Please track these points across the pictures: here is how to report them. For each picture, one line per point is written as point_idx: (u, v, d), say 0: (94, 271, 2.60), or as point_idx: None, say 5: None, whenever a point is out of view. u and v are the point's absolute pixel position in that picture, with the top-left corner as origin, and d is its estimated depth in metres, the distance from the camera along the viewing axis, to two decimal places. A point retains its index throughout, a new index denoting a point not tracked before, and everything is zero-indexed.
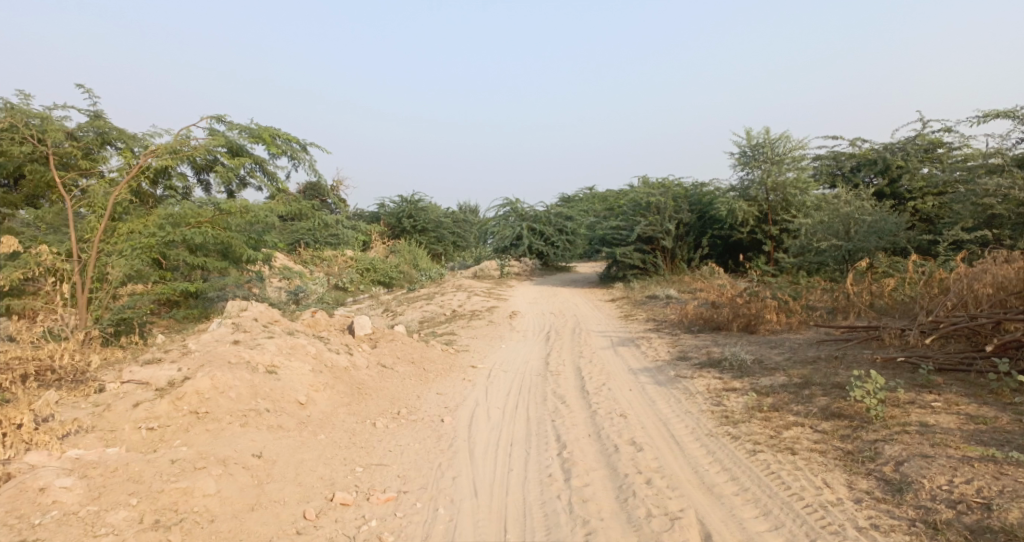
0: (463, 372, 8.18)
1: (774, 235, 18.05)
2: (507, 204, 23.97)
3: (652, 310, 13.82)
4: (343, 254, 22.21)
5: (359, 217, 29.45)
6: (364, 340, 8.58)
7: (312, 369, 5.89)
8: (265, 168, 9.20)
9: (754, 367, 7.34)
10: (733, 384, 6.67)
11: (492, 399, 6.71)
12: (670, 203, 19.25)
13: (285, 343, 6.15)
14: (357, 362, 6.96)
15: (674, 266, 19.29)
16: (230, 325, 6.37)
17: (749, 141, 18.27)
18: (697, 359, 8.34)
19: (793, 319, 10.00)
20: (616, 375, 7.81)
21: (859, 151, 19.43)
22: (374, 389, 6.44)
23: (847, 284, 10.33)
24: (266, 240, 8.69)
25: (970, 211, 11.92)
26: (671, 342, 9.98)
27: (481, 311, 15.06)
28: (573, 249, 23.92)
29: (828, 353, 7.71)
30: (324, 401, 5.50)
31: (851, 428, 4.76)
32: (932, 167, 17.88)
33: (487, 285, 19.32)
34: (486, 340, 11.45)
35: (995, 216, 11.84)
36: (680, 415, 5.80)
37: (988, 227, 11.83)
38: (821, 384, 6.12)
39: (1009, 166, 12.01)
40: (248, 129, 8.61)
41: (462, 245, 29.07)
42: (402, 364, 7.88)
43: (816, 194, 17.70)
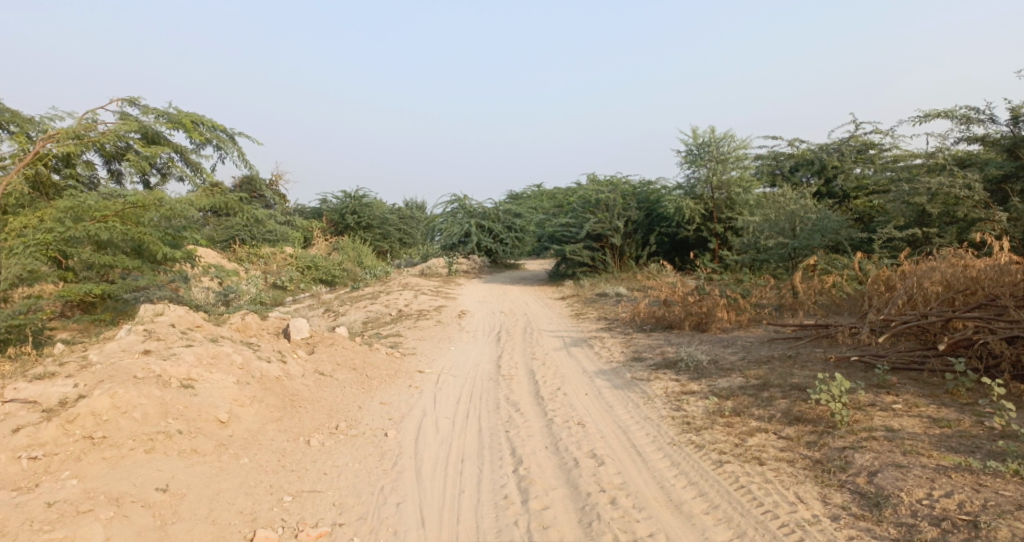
0: (409, 377, 7.67)
1: (719, 233, 18.30)
2: (455, 200, 23.45)
3: (603, 308, 13.65)
4: (283, 251, 21.16)
5: (300, 213, 28.26)
6: (301, 344, 7.96)
7: (237, 382, 5.28)
8: (187, 157, 8.41)
9: (710, 368, 7.16)
10: (691, 387, 6.45)
11: (441, 408, 6.25)
12: (619, 200, 19.25)
13: (206, 352, 5.51)
14: (291, 371, 6.35)
15: (622, 264, 19.29)
16: (141, 334, 5.68)
17: (694, 139, 18.39)
18: (651, 360, 8.13)
19: (743, 317, 9.99)
20: (571, 379, 7.49)
21: (798, 151, 19.93)
22: (310, 401, 5.87)
23: (795, 281, 10.39)
24: (186, 238, 7.83)
25: (902, 209, 12.39)
26: (624, 342, 9.77)
27: (429, 311, 14.53)
28: (522, 247, 23.62)
29: (782, 352, 7.63)
30: (250, 417, 4.91)
31: (817, 434, 4.57)
32: (864, 167, 18.55)
33: (435, 284, 18.78)
34: (434, 341, 10.95)
35: (925, 215, 12.31)
36: (639, 422, 5.52)
37: (919, 225, 12.28)
38: (780, 386, 5.97)
39: (947, 164, 12.39)
40: (165, 114, 7.81)
41: (409, 242, 28.36)
42: (342, 371, 7.30)
43: (758, 193, 18.04)
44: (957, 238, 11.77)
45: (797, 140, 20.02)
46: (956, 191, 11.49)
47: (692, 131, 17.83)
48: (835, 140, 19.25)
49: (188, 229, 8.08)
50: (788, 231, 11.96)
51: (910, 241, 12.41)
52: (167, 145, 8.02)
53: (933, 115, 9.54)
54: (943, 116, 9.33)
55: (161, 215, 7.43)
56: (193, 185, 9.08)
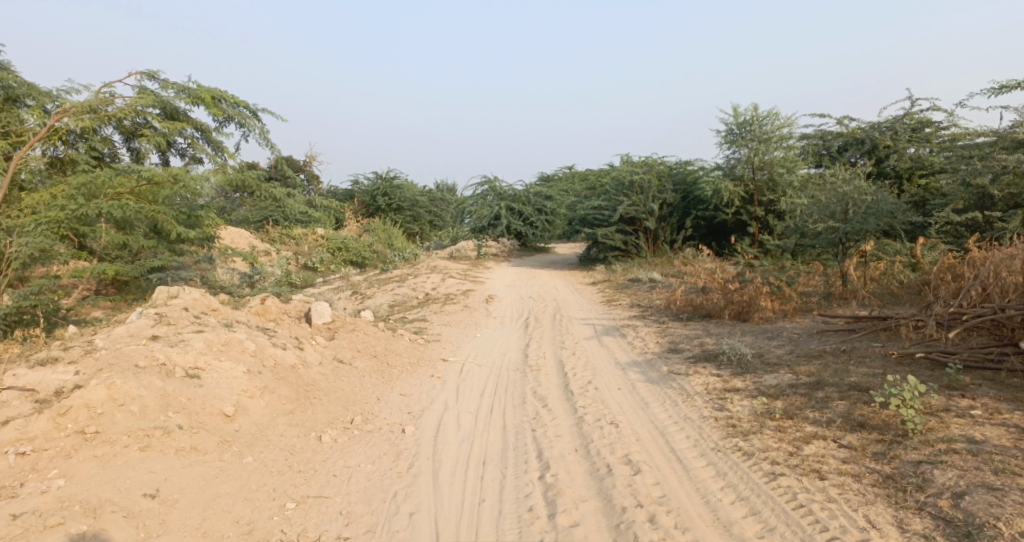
0: (433, 367, 7.32)
1: (759, 217, 17.44)
2: (485, 182, 22.98)
3: (637, 295, 13.09)
4: (314, 232, 21.08)
5: (332, 195, 28.22)
6: (322, 329, 7.68)
7: (247, 370, 4.97)
8: (209, 135, 8.13)
9: (756, 363, 6.60)
10: (735, 384, 5.92)
11: (464, 402, 5.88)
12: (654, 182, 18.50)
13: (217, 338, 5.22)
14: (307, 359, 6.03)
15: (656, 248, 18.62)
16: (151, 318, 5.43)
17: (735, 118, 17.48)
18: (690, 352, 7.60)
19: (788, 306, 9.35)
20: (603, 371, 7.03)
21: (846, 130, 18.81)
22: (326, 391, 5.56)
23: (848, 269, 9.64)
24: (202, 217, 7.78)
25: (962, 192, 11.66)
26: (660, 332, 9.25)
27: (456, 295, 14.19)
28: (553, 230, 23.06)
29: (834, 346, 7.00)
30: (259, 410, 4.59)
31: (885, 444, 4.02)
32: (919, 147, 17.42)
33: (463, 267, 18.43)
34: (460, 327, 10.59)
35: (986, 198, 11.60)
36: (679, 423, 5.03)
37: (979, 209, 11.57)
38: (836, 386, 5.39)
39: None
40: (184, 89, 7.51)
41: (439, 225, 28.07)
42: (363, 358, 6.99)
43: (803, 174, 17.07)
44: (1023, 223, 10.98)
45: (845, 118, 18.91)
46: None
47: (733, 109, 16.92)
48: (888, 117, 18.08)
49: (205, 209, 8.04)
50: (838, 215, 11.08)
51: (969, 226, 11.73)
52: (187, 122, 7.74)
53: (1009, 87, 8.66)
54: (1020, 88, 8.43)
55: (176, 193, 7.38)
56: (215, 164, 8.82)
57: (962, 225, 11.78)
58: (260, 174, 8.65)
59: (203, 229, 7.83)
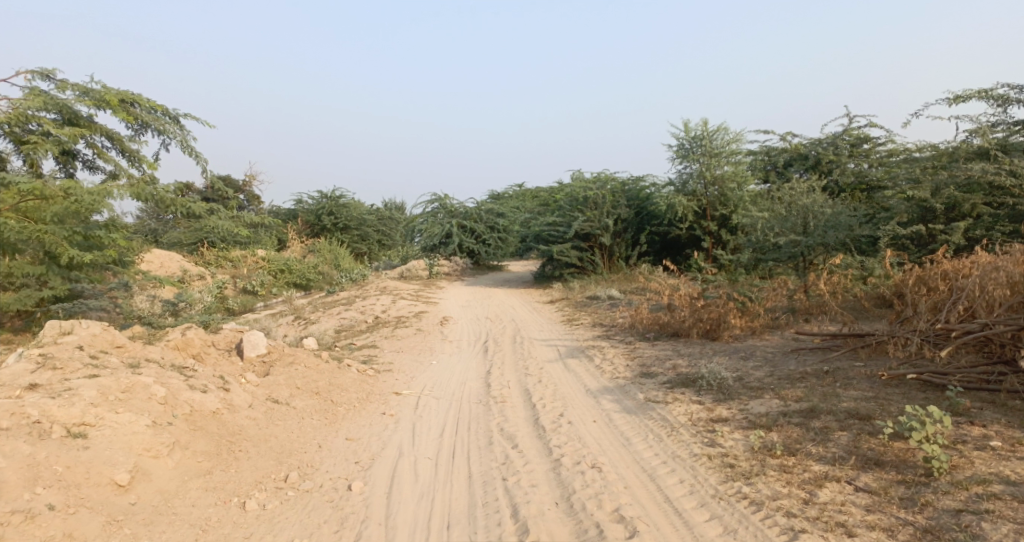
0: (383, 402, 6.51)
1: (713, 232, 17.38)
2: (435, 199, 22.22)
3: (598, 314, 12.59)
4: (254, 254, 19.75)
5: (274, 215, 26.83)
6: (254, 363, 6.76)
7: (152, 423, 4.06)
8: (121, 144, 7.13)
9: (737, 387, 6.10)
10: (721, 413, 5.37)
11: (422, 446, 5.12)
12: (607, 198, 18.19)
13: (115, 384, 4.29)
14: (234, 402, 5.13)
15: (611, 265, 18.30)
16: (33, 360, 4.46)
17: (687, 133, 17.42)
18: (663, 376, 7.05)
19: (757, 323, 9.02)
20: (573, 401, 6.40)
21: (790, 145, 19.15)
22: (255, 440, 4.70)
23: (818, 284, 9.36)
24: (102, 238, 6.88)
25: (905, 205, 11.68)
26: (627, 354, 8.69)
27: (407, 317, 13.33)
28: (505, 248, 22.48)
29: (815, 365, 6.59)
30: (165, 474, 3.72)
31: (910, 487, 3.52)
32: (860, 163, 17.86)
33: (415, 287, 17.57)
34: (413, 353, 9.77)
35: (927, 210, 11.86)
36: (668, 464, 4.42)
37: (923, 221, 11.75)
38: (833, 413, 4.91)
39: (991, 150, 11.68)
40: (85, 90, 6.53)
41: (388, 244, 27.05)
42: (303, 396, 6.11)
43: (752, 189, 17.11)
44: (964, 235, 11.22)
45: (789, 134, 19.27)
46: (1001, 178, 10.76)
47: (684, 124, 16.85)
48: (830, 133, 18.50)
49: (110, 229, 7.11)
50: (799, 227, 10.86)
51: (914, 239, 11.78)
52: (92, 129, 6.76)
53: (966, 97, 8.67)
54: (979, 97, 8.44)
55: (68, 209, 6.45)
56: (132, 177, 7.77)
57: (908, 238, 11.84)
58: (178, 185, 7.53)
59: (105, 252, 6.87)
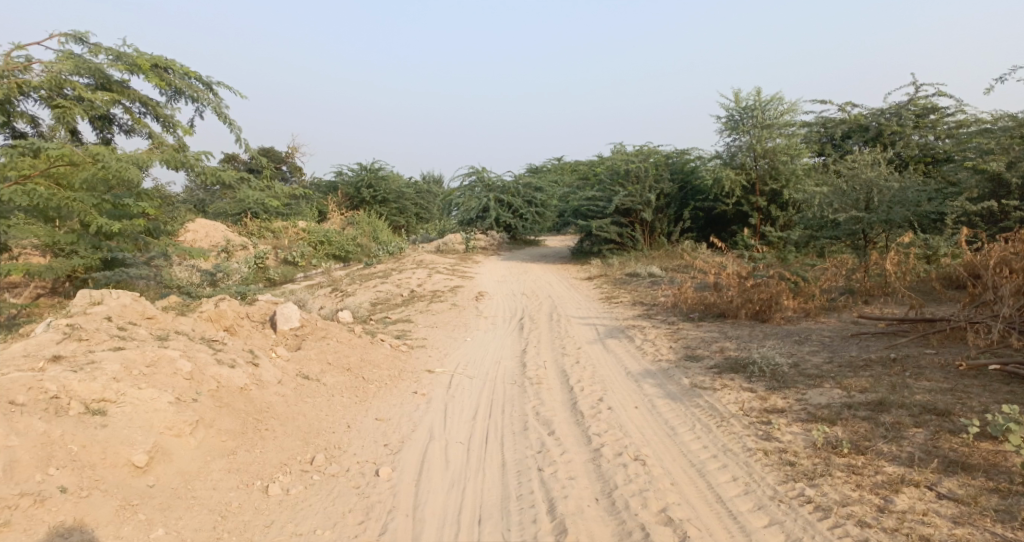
0: (415, 380, 6.30)
1: (761, 208, 16.54)
2: (473, 172, 21.89)
3: (638, 291, 12.14)
4: (294, 226, 19.89)
5: (315, 187, 27.00)
6: (287, 336, 6.64)
7: (175, 399, 3.90)
8: (155, 110, 6.99)
9: (793, 374, 5.65)
10: (777, 403, 4.96)
11: (454, 429, 4.88)
12: (650, 171, 17.51)
13: (141, 358, 4.16)
14: (262, 378, 4.98)
15: (653, 241, 17.71)
16: (61, 331, 4.37)
17: (737, 102, 16.54)
18: (710, 360, 6.64)
19: (812, 305, 8.46)
20: (614, 385, 6.06)
21: (849, 116, 18.07)
22: (282, 419, 4.53)
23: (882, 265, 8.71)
24: (131, 206, 6.84)
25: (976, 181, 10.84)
26: (671, 335, 8.27)
27: (443, 292, 13.15)
28: (543, 223, 22.06)
29: (880, 352, 6.07)
30: (187, 455, 3.57)
31: (1005, 498, 3.09)
32: (925, 135, 16.71)
33: (452, 261, 17.39)
34: (448, 329, 9.56)
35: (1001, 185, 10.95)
36: (720, 459, 4.06)
37: (995, 197, 10.88)
38: (905, 407, 4.45)
39: None
40: (118, 54, 6.38)
41: (426, 218, 26.95)
42: (333, 373, 5.94)
43: (805, 162, 16.17)
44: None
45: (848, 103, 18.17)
46: None
47: (736, 93, 15.99)
48: (893, 103, 17.33)
49: (139, 197, 7.08)
50: (861, 202, 10.09)
51: (985, 216, 10.96)
52: (125, 94, 6.63)
53: None
54: None
55: (96, 175, 6.40)
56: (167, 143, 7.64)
57: (979, 215, 11.00)
58: (209, 152, 7.11)
59: (133, 221, 6.87)
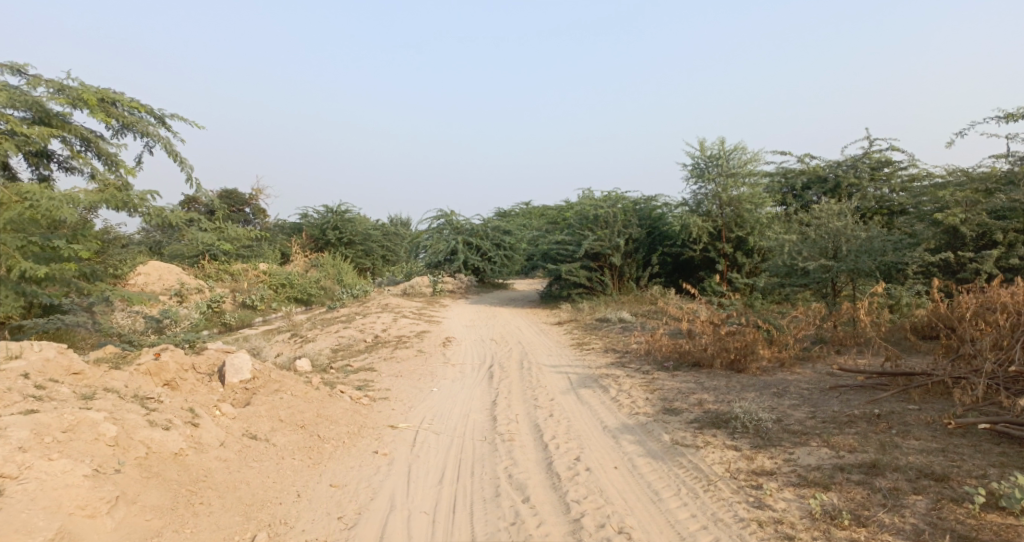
0: (376, 438, 5.80)
1: (728, 254, 16.60)
2: (441, 215, 21.66)
3: (609, 338, 11.88)
4: (255, 268, 19.16)
5: (278, 228, 26.31)
6: (235, 389, 6.09)
7: (94, 471, 3.38)
8: (98, 147, 6.53)
9: (778, 431, 5.38)
10: (765, 464, 4.65)
11: (418, 496, 4.40)
12: (619, 217, 17.54)
13: (56, 421, 3.63)
14: (202, 441, 4.44)
15: (621, 286, 17.62)
16: None
17: (702, 151, 16.82)
18: (689, 413, 6.33)
19: (786, 355, 8.31)
20: (591, 442, 5.67)
21: (808, 167, 18.50)
22: (222, 490, 4.00)
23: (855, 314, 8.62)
24: (61, 249, 6.30)
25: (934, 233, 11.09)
26: (646, 385, 7.97)
27: (409, 337, 12.65)
28: (511, 266, 21.83)
29: (863, 407, 5.86)
30: (102, 539, 3.04)
31: None
32: (879, 187, 17.28)
33: (418, 305, 16.92)
34: (413, 379, 9.06)
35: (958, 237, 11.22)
36: (711, 532, 3.69)
37: (951, 248, 11.11)
38: (900, 470, 4.19)
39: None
40: (60, 87, 5.94)
41: (392, 260, 26.48)
42: (285, 431, 5.41)
43: (769, 210, 16.40)
44: (997, 263, 10.57)
45: (807, 155, 18.63)
46: None
47: (701, 142, 16.26)
48: (849, 156, 17.91)
49: (72, 239, 6.53)
50: (829, 251, 10.07)
51: (943, 267, 11.17)
52: (65, 129, 6.16)
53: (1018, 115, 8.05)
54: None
55: (22, 214, 5.87)
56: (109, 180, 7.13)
57: (937, 266, 11.20)
58: (155, 192, 6.62)
59: (63, 264, 6.30)
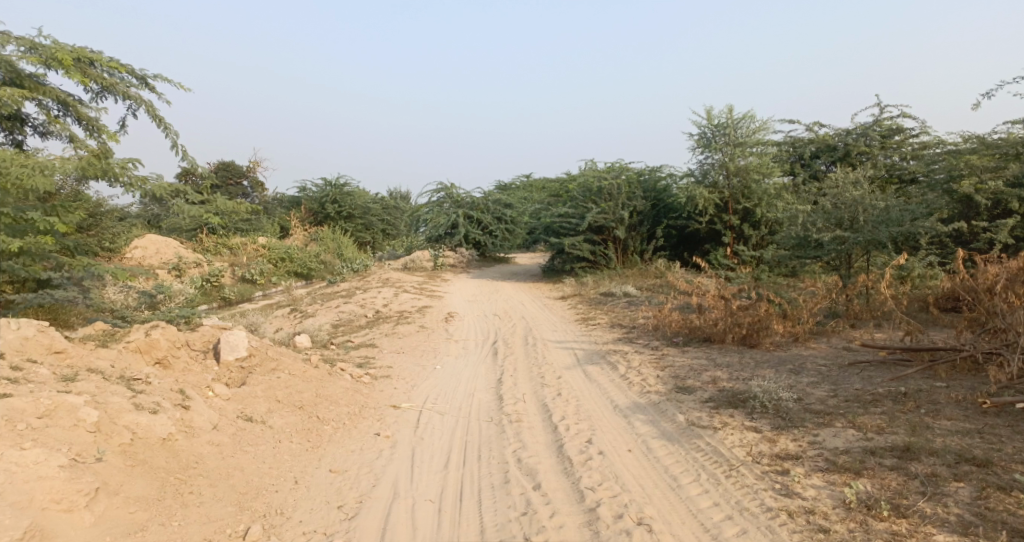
0: (378, 419, 5.56)
1: (734, 226, 16.21)
2: (441, 188, 21.22)
3: (615, 313, 11.61)
4: (254, 242, 18.81)
5: (277, 202, 25.88)
6: (230, 368, 5.82)
7: (70, 461, 3.12)
8: (76, 110, 6.23)
9: (800, 411, 5.13)
10: (790, 448, 4.40)
11: (422, 483, 4.16)
12: (623, 188, 17.12)
13: (31, 406, 3.37)
14: (191, 426, 4.18)
15: (625, 259, 17.30)
16: None
17: (709, 120, 16.31)
18: (704, 392, 6.08)
19: (800, 330, 8.04)
20: (602, 423, 5.42)
21: (816, 136, 17.96)
22: (214, 478, 3.76)
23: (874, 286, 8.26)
24: (36, 221, 5.90)
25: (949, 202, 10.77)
26: (656, 361, 7.72)
27: (410, 313, 12.39)
28: (513, 240, 21.48)
29: (888, 385, 5.59)
30: (81, 536, 2.79)
31: None
32: (890, 156, 16.89)
33: (419, 279, 16.63)
34: (415, 355, 8.81)
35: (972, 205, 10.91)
36: (738, 523, 3.44)
37: (965, 218, 10.84)
38: (936, 454, 3.93)
39: None
40: (33, 45, 5.60)
41: (392, 233, 26.12)
42: (282, 412, 5.17)
43: (778, 180, 15.92)
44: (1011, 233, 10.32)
45: (815, 123, 18.01)
46: None
47: (708, 111, 15.75)
48: (859, 123, 17.38)
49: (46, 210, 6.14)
50: (845, 222, 9.67)
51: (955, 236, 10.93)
52: (40, 91, 5.86)
53: None
54: None
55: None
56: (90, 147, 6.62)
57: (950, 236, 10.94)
58: (136, 159, 6.15)
59: (38, 237, 5.95)
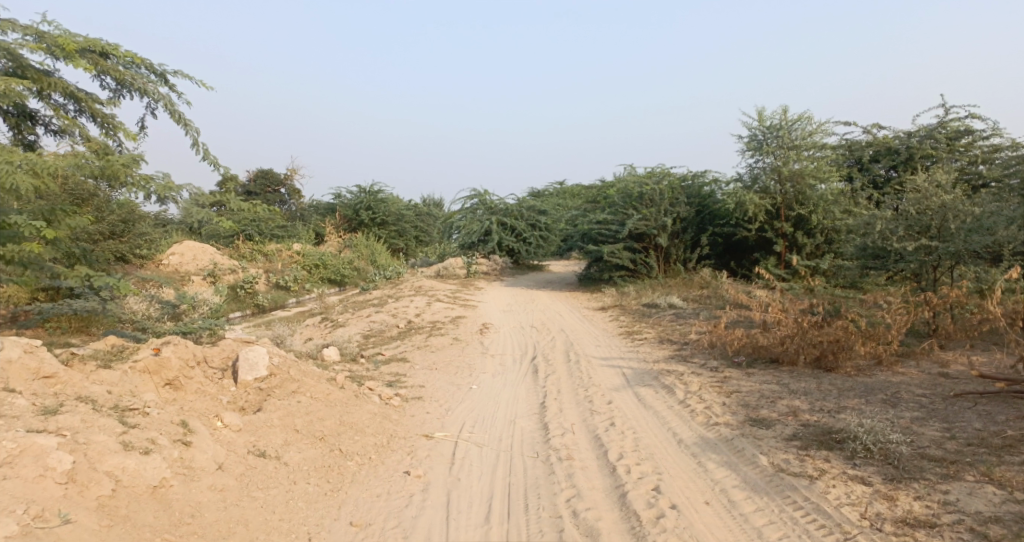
0: (409, 453, 4.85)
1: (787, 234, 15.09)
2: (474, 194, 20.61)
3: (663, 327, 10.73)
4: (289, 249, 18.48)
5: (312, 209, 25.65)
6: (248, 389, 5.21)
7: (23, 527, 2.49)
8: (88, 106, 5.75)
9: (913, 457, 4.23)
10: (916, 510, 3.52)
11: None
12: (666, 194, 16.19)
13: None
14: (189, 467, 3.56)
15: (668, 269, 16.38)
16: None
17: (761, 121, 15.30)
18: (785, 427, 5.20)
19: (884, 351, 7.05)
20: (670, 466, 4.60)
21: (876, 138, 16.69)
22: (209, 538, 3.10)
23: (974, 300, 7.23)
24: (22, 226, 5.31)
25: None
26: (718, 385, 6.84)
27: (444, 324, 11.72)
28: (547, 247, 20.73)
29: (1015, 425, 4.63)
30: None
31: None
32: (957, 160, 15.49)
33: (453, 288, 16.00)
34: (449, 373, 8.11)
35: None
36: None
37: None
38: None
39: None
40: (38, 33, 5.16)
41: (425, 240, 25.66)
42: (300, 445, 4.52)
43: (837, 185, 14.74)
44: None
45: (875, 125, 16.79)
46: None
47: (761, 111, 14.74)
48: (923, 124, 16.08)
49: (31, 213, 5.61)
50: (931, 229, 8.63)
51: None
52: (46, 84, 5.39)
53: None
54: None
55: None
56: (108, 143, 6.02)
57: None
58: (140, 155, 5.39)
59: (25, 243, 5.35)
